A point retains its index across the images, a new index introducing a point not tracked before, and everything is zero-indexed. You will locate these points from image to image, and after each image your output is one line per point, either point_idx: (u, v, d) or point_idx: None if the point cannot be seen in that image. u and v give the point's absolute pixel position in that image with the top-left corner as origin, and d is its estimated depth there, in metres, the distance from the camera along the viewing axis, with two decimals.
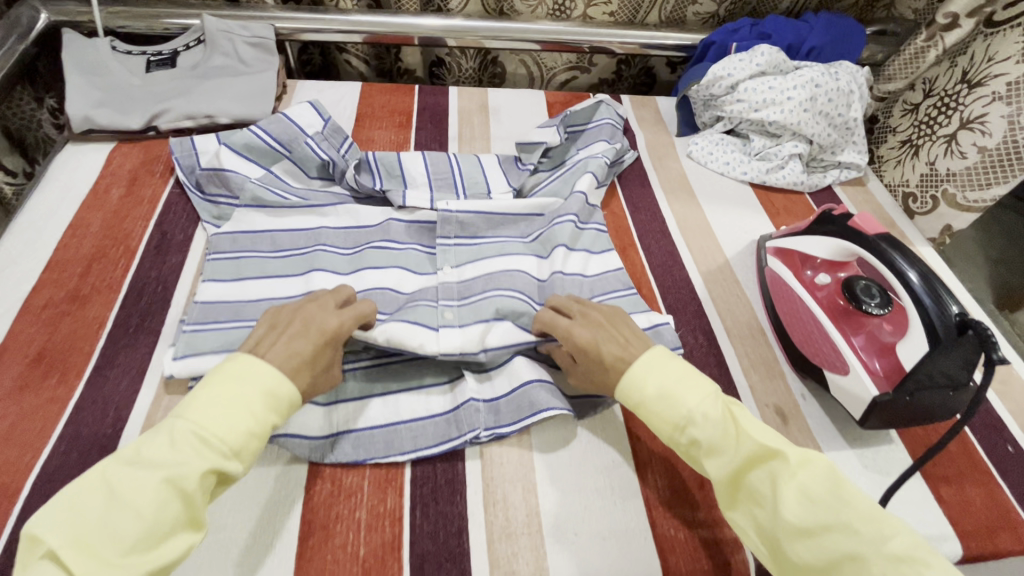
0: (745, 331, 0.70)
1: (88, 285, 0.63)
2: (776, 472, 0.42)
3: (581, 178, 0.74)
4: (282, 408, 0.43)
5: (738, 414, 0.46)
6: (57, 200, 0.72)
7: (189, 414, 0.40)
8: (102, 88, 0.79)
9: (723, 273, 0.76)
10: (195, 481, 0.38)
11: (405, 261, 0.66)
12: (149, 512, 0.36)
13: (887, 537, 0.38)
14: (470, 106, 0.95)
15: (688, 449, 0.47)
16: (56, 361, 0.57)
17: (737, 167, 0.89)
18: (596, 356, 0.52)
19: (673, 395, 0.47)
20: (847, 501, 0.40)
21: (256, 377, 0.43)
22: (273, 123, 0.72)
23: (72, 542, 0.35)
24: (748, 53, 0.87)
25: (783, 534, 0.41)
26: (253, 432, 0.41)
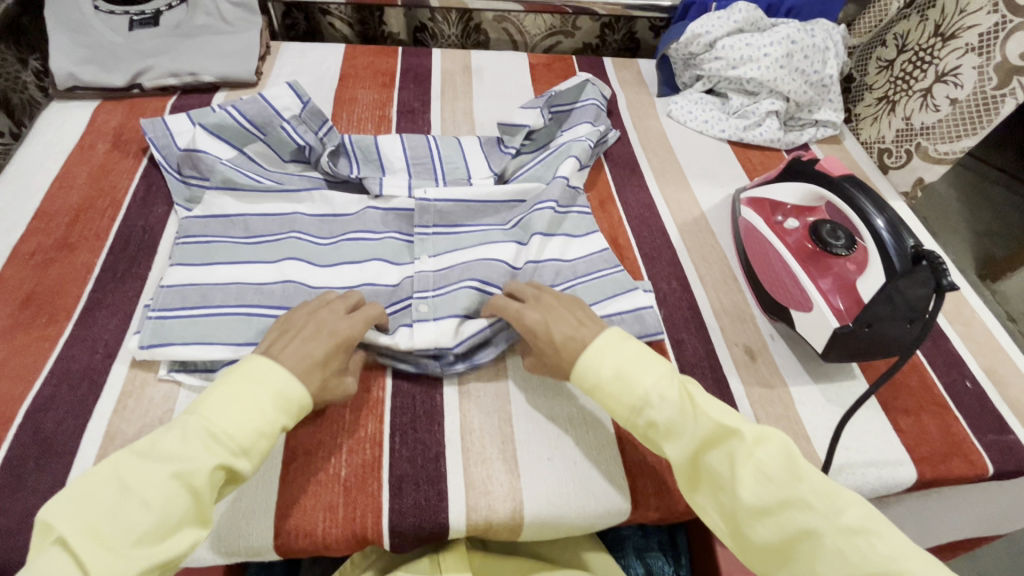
0: (718, 277, 0.73)
1: (76, 234, 0.65)
2: (734, 450, 0.44)
3: (564, 161, 0.71)
4: (292, 411, 0.45)
5: (694, 393, 0.47)
6: (43, 154, 0.73)
7: (202, 411, 0.42)
8: (85, 45, 0.80)
9: (699, 225, 0.78)
10: (204, 476, 0.40)
11: (383, 251, 0.64)
12: (158, 506, 0.38)
13: (842, 511, 0.40)
14: (453, 67, 0.96)
15: (648, 431, 0.48)
16: (46, 302, 0.59)
17: (715, 125, 0.91)
18: (546, 339, 0.51)
19: (625, 377, 0.48)
20: (801, 478, 0.42)
21: (270, 378, 0.44)
22: (247, 104, 0.69)
23: (82, 530, 0.37)
24: (726, 11, 0.88)
25: (742, 514, 0.43)
26: (262, 432, 0.43)
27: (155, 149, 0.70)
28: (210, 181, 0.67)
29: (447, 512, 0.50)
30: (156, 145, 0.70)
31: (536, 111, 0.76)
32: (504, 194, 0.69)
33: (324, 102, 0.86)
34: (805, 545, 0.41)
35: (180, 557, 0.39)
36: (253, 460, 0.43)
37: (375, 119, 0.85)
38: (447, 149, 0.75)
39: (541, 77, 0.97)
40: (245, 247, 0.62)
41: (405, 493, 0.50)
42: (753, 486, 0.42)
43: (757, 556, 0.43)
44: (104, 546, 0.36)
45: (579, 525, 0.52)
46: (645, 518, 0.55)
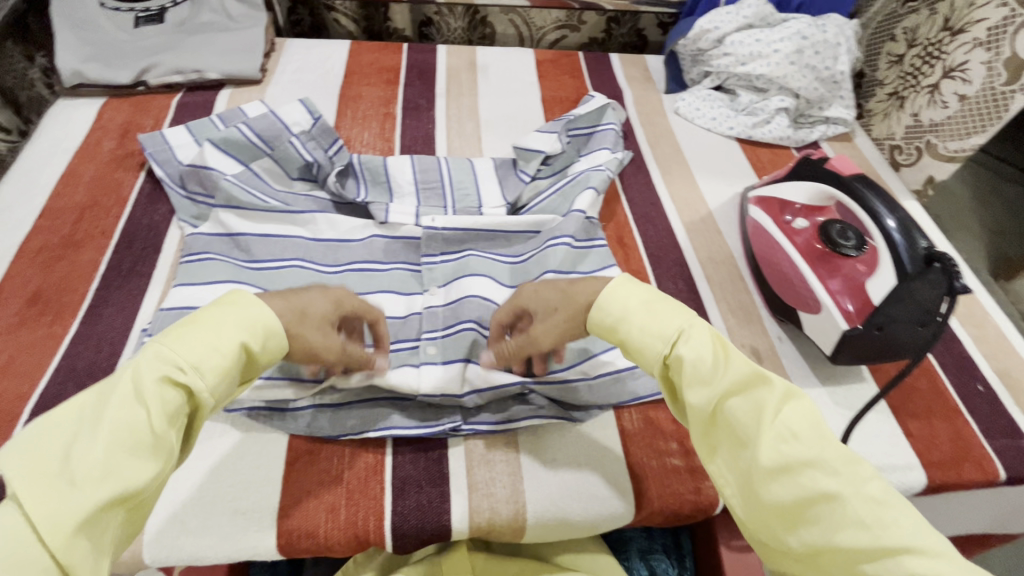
0: (725, 279, 0.72)
1: (82, 232, 0.65)
2: (761, 400, 0.41)
3: (581, 195, 0.68)
4: (254, 329, 0.40)
5: (727, 343, 0.43)
6: (49, 152, 0.73)
7: (163, 338, 0.39)
8: (91, 43, 0.80)
9: (706, 224, 0.77)
10: (149, 396, 0.36)
11: (391, 282, 0.63)
12: (104, 434, 0.35)
13: (865, 480, 0.38)
14: (459, 64, 0.95)
15: (667, 372, 0.44)
16: (51, 301, 0.59)
17: (723, 122, 0.90)
18: (552, 288, 0.50)
19: (653, 311, 0.45)
20: (827, 439, 0.40)
21: (233, 304, 0.41)
22: (257, 119, 0.69)
23: (29, 469, 0.34)
24: (735, 6, 0.87)
25: (758, 472, 0.40)
26: (217, 351, 0.38)
27: (155, 164, 0.70)
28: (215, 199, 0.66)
29: (450, 513, 0.50)
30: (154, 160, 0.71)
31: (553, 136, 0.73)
32: (517, 224, 0.67)
33: (328, 99, 0.86)
34: (822, 508, 0.38)
35: (135, 490, 0.35)
36: (209, 380, 0.38)
37: (380, 117, 0.84)
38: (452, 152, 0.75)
39: (547, 73, 0.96)
40: (246, 270, 0.61)
41: (408, 494, 0.50)
42: (778, 441, 0.39)
43: (766, 517, 0.40)
44: (48, 487, 0.33)
45: (582, 528, 0.52)
46: (649, 522, 0.54)
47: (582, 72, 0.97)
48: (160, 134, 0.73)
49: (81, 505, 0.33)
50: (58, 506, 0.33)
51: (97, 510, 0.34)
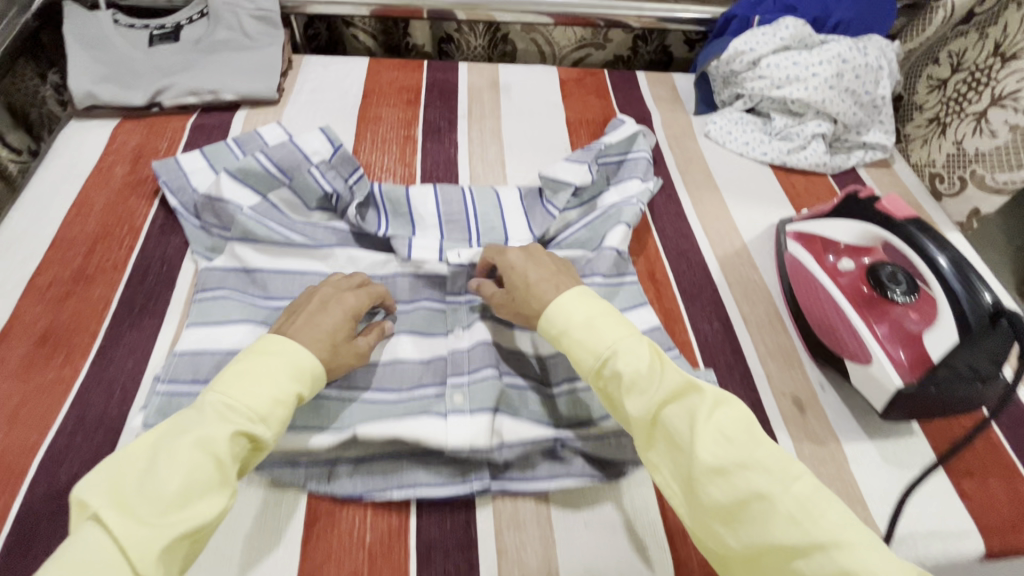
0: (764, 320, 0.68)
1: (93, 265, 0.63)
2: (695, 408, 0.43)
3: (613, 230, 0.65)
4: (303, 378, 0.45)
5: (663, 355, 0.47)
6: (61, 178, 0.71)
7: (219, 386, 0.42)
8: (105, 63, 0.78)
9: (741, 258, 0.74)
10: (224, 443, 0.39)
11: (413, 322, 0.60)
12: (182, 474, 0.37)
13: (795, 478, 0.40)
14: (481, 83, 0.92)
15: (608, 380, 0.47)
16: (61, 341, 0.57)
17: (757, 147, 0.86)
18: (520, 277, 0.55)
19: (595, 328, 0.48)
20: (759, 442, 0.42)
21: (278, 353, 0.45)
22: (277, 148, 0.67)
23: (112, 504, 0.36)
24: (772, 27, 0.84)
25: (699, 471, 0.41)
26: (277, 399, 0.43)
27: (169, 193, 0.68)
28: (231, 232, 0.63)
29: None
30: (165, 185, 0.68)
31: (581, 167, 0.70)
32: None
33: (347, 121, 0.83)
34: (756, 507, 0.39)
35: (206, 525, 0.38)
36: (271, 427, 0.42)
37: (400, 139, 0.82)
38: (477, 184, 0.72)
39: (572, 93, 0.93)
40: (267, 307, 0.59)
41: (433, 561, 0.47)
42: (712, 444, 0.41)
43: (706, 520, 0.41)
44: (133, 517, 0.35)
45: None
46: None
47: (608, 92, 0.94)
48: (174, 160, 0.71)
49: (167, 537, 0.35)
50: (146, 537, 0.35)
51: (176, 543, 0.36)
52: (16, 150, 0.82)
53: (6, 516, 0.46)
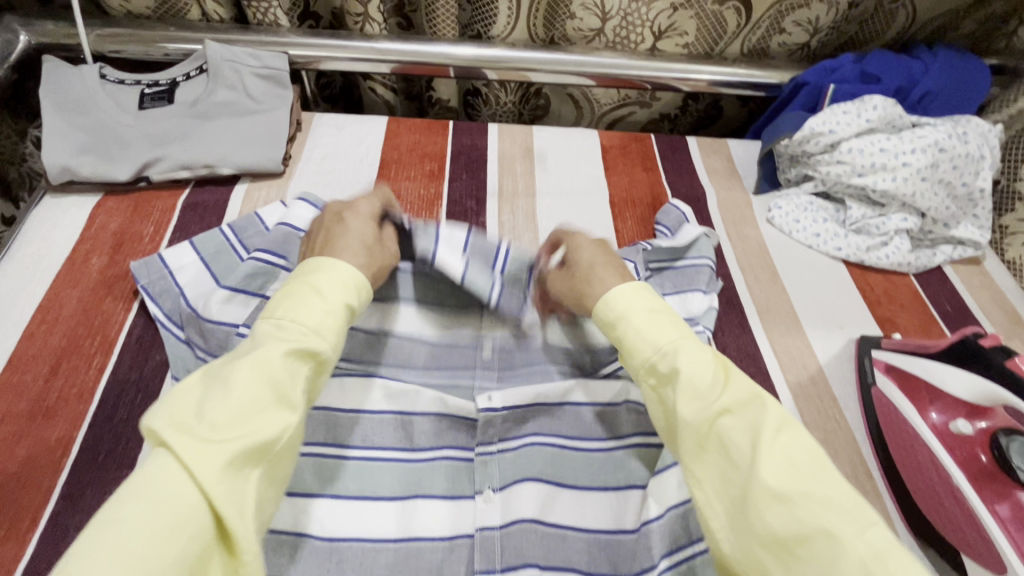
0: (849, 476, 0.57)
1: (54, 393, 0.53)
2: (757, 423, 0.38)
3: None
4: (351, 287, 0.45)
5: (731, 364, 0.43)
6: (27, 271, 0.61)
7: (275, 311, 0.42)
8: (87, 129, 0.68)
9: (816, 387, 0.63)
10: (281, 363, 0.38)
11: (431, 480, 0.52)
12: (242, 391, 0.36)
13: (869, 525, 0.34)
14: (513, 149, 0.82)
15: (666, 380, 0.43)
16: (6, 501, 0.47)
17: (830, 241, 0.75)
18: (580, 265, 0.52)
19: (657, 320, 0.45)
20: (829, 476, 0.36)
21: (322, 270, 0.45)
22: (284, 244, 0.60)
23: (172, 427, 0.33)
24: (856, 104, 0.72)
25: (758, 492, 0.36)
26: (328, 312, 0.42)
27: (148, 299, 0.58)
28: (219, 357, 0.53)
29: None
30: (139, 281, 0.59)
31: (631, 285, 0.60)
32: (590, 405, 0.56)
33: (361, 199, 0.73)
34: (820, 547, 0.33)
35: (273, 443, 0.36)
36: (327, 342, 0.41)
37: None
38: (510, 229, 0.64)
39: (614, 164, 0.82)
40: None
41: None
42: (777, 463, 0.36)
43: (761, 551, 0.35)
44: (193, 436, 0.33)
45: None
46: None
47: (655, 164, 0.83)
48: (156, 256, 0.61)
49: (228, 450, 0.33)
50: (209, 447, 0.33)
51: (242, 456, 0.34)
52: None
53: None
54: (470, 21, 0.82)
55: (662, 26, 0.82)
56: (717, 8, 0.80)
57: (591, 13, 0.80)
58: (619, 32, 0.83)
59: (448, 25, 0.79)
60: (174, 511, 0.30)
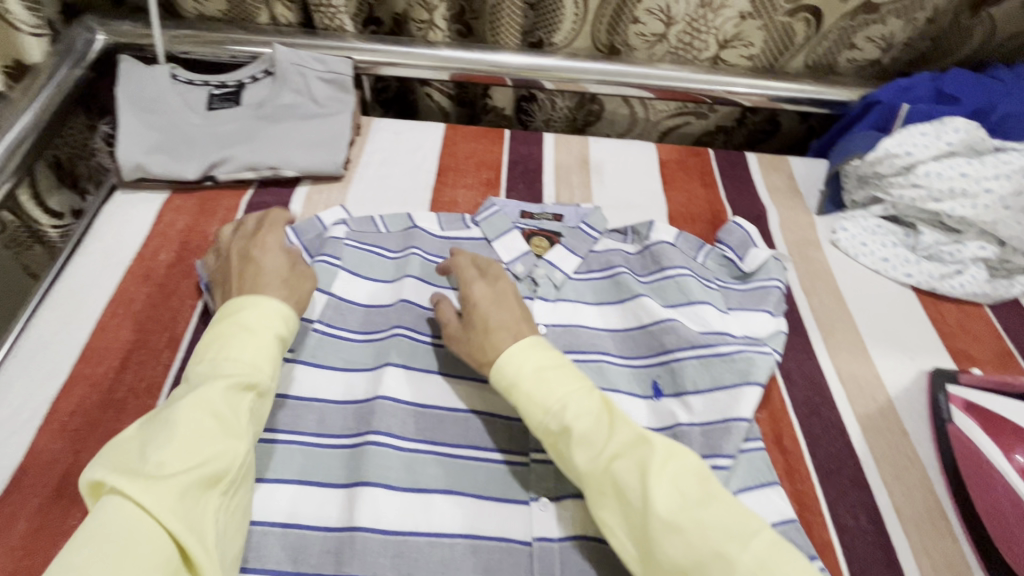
0: (924, 516, 0.54)
1: (124, 387, 0.54)
2: (645, 460, 0.43)
3: (749, 392, 0.53)
4: (277, 318, 0.47)
5: (612, 404, 0.47)
6: (99, 265, 0.63)
7: (207, 355, 0.45)
8: (159, 128, 0.70)
9: (886, 419, 0.60)
10: (218, 398, 0.42)
11: (491, 486, 0.51)
12: (184, 429, 0.39)
13: (750, 533, 0.40)
14: (569, 160, 0.81)
15: (559, 436, 0.46)
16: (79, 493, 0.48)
17: (898, 267, 0.72)
18: (477, 319, 0.53)
19: (546, 378, 0.48)
20: (711, 496, 0.42)
21: (240, 314, 0.47)
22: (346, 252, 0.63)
23: (120, 474, 0.37)
24: (935, 127, 0.69)
25: (653, 525, 0.40)
26: (260, 346, 0.45)
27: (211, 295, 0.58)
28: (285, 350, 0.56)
29: None
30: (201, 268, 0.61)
31: (693, 308, 0.60)
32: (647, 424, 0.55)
33: (418, 207, 0.73)
34: (714, 568, 0.38)
35: (223, 471, 0.40)
36: (266, 374, 0.45)
37: None
38: (574, 238, 0.68)
39: (673, 178, 0.80)
40: (320, 448, 0.51)
41: None
42: (665, 495, 0.41)
43: None
44: (143, 477, 0.37)
45: None
46: None
47: (715, 179, 0.81)
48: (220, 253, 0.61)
49: (182, 483, 0.37)
50: (158, 489, 0.36)
51: (195, 487, 0.38)
52: (56, 214, 0.69)
53: None
54: (533, 28, 0.81)
55: (728, 34, 0.80)
56: (787, 19, 0.78)
57: (655, 18, 0.79)
58: (683, 40, 0.81)
59: (511, 34, 0.79)
60: (137, 549, 0.34)
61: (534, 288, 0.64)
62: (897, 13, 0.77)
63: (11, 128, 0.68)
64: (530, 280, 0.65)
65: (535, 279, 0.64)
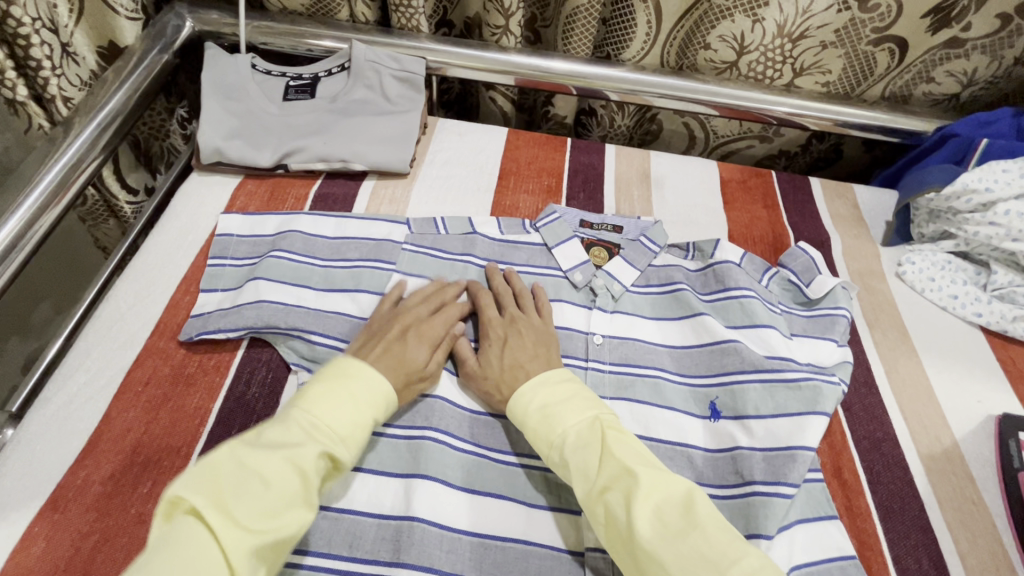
0: (989, 565, 0.52)
1: (194, 363, 0.55)
2: (630, 492, 0.42)
3: (814, 422, 0.52)
4: (381, 399, 0.48)
5: (609, 434, 0.46)
6: (174, 244, 0.65)
7: (306, 406, 0.45)
8: (238, 116, 0.72)
9: (951, 462, 0.58)
10: (308, 464, 0.41)
11: (545, 492, 0.51)
12: (274, 482, 0.39)
13: (731, 562, 0.38)
14: (630, 172, 0.81)
15: (560, 469, 0.47)
16: (150, 462, 0.49)
17: (968, 305, 0.70)
18: (495, 357, 0.55)
19: (551, 415, 0.49)
20: (696, 527, 0.40)
21: (353, 375, 0.48)
22: (406, 260, 0.64)
23: (212, 502, 0.37)
24: (1018, 164, 0.67)
25: (638, 558, 0.40)
26: (356, 420, 0.45)
27: (267, 283, 0.59)
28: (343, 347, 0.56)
29: None
30: (237, 261, 0.62)
31: (753, 332, 0.59)
32: (705, 446, 0.54)
33: (480, 209, 0.73)
34: None
35: (289, 539, 0.38)
36: (350, 450, 0.44)
37: None
38: (634, 250, 0.67)
39: (734, 198, 0.80)
40: (371, 434, 0.51)
41: None
42: (648, 527, 0.40)
43: None
44: (229, 518, 0.36)
45: None
46: None
47: (777, 202, 0.80)
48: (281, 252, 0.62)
49: (256, 541, 0.36)
50: (241, 534, 0.36)
51: (268, 549, 0.37)
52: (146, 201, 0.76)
53: None
54: (603, 42, 0.83)
55: (806, 63, 0.80)
56: (870, 48, 0.76)
57: (727, 45, 0.78)
58: (755, 67, 0.80)
59: (583, 43, 0.80)
60: None
61: (593, 298, 0.64)
62: (982, 49, 0.74)
63: (104, 106, 0.69)
64: (588, 290, 0.65)
65: (594, 290, 0.64)
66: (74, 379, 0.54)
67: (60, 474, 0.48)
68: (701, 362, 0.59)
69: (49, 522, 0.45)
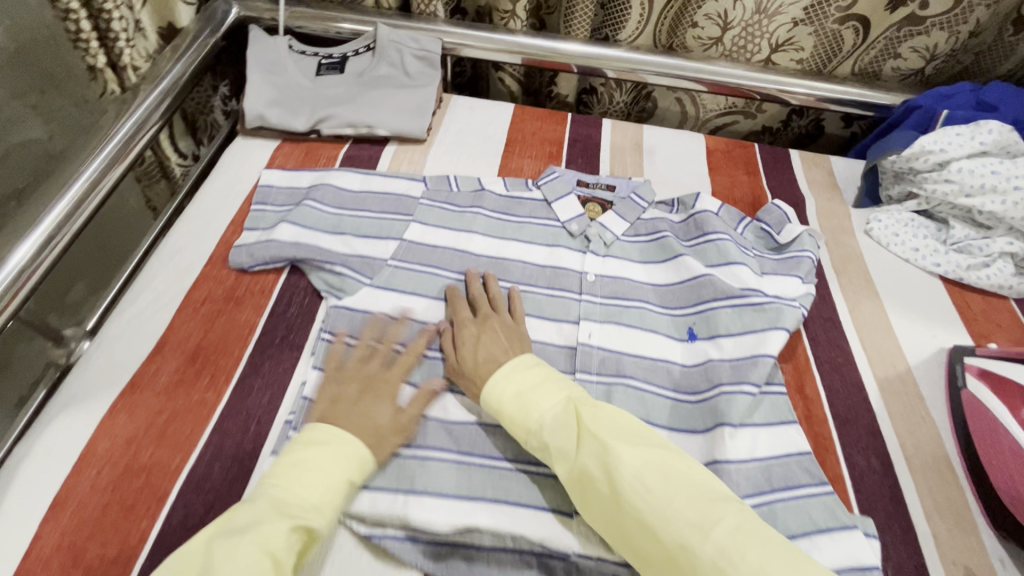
0: (931, 464, 0.59)
1: (243, 287, 0.65)
2: (608, 464, 0.44)
3: (773, 335, 0.60)
4: (353, 463, 0.47)
5: (583, 413, 0.49)
6: (222, 195, 0.75)
7: (278, 483, 0.44)
8: (277, 88, 0.82)
9: (905, 385, 0.65)
10: (278, 542, 0.40)
11: None
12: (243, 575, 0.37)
13: (713, 523, 0.40)
14: (624, 142, 0.90)
15: (542, 453, 0.50)
16: (209, 361, 0.58)
17: (928, 256, 0.77)
18: (470, 354, 0.58)
19: (526, 401, 0.51)
20: (675, 491, 0.42)
21: (320, 442, 0.47)
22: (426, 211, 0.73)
23: None
24: (971, 128, 0.75)
25: (628, 524, 0.43)
26: (328, 489, 0.45)
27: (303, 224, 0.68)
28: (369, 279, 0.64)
29: None
30: (277, 207, 0.72)
31: (727, 269, 0.67)
32: (682, 363, 0.62)
33: (489, 171, 0.83)
34: (683, 558, 0.40)
35: None
36: (325, 518, 0.44)
37: None
38: (624, 205, 0.76)
39: (719, 164, 0.88)
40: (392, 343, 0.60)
41: None
42: (633, 495, 0.43)
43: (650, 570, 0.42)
44: None
45: None
46: None
47: (758, 168, 0.88)
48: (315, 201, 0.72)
49: None
50: None
51: None
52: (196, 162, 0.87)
53: (147, 535, 0.47)
54: (601, 25, 0.92)
55: (781, 39, 0.88)
56: (837, 27, 0.85)
57: (713, 23, 0.87)
58: (738, 42, 0.89)
59: (582, 26, 0.89)
60: None
61: (587, 244, 0.73)
62: (941, 26, 0.82)
63: (166, 75, 0.79)
64: (583, 237, 0.73)
65: (588, 237, 0.73)
66: (143, 296, 0.63)
67: (135, 367, 0.57)
68: (680, 294, 0.67)
69: (130, 400, 0.55)
